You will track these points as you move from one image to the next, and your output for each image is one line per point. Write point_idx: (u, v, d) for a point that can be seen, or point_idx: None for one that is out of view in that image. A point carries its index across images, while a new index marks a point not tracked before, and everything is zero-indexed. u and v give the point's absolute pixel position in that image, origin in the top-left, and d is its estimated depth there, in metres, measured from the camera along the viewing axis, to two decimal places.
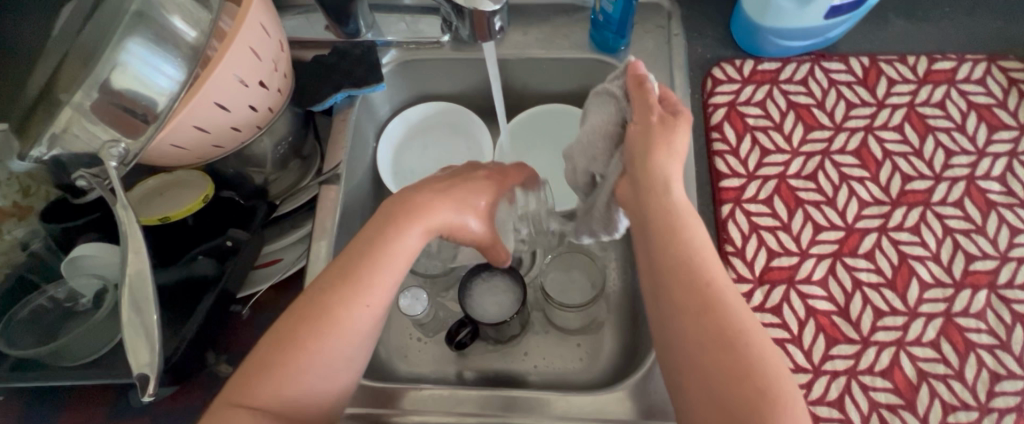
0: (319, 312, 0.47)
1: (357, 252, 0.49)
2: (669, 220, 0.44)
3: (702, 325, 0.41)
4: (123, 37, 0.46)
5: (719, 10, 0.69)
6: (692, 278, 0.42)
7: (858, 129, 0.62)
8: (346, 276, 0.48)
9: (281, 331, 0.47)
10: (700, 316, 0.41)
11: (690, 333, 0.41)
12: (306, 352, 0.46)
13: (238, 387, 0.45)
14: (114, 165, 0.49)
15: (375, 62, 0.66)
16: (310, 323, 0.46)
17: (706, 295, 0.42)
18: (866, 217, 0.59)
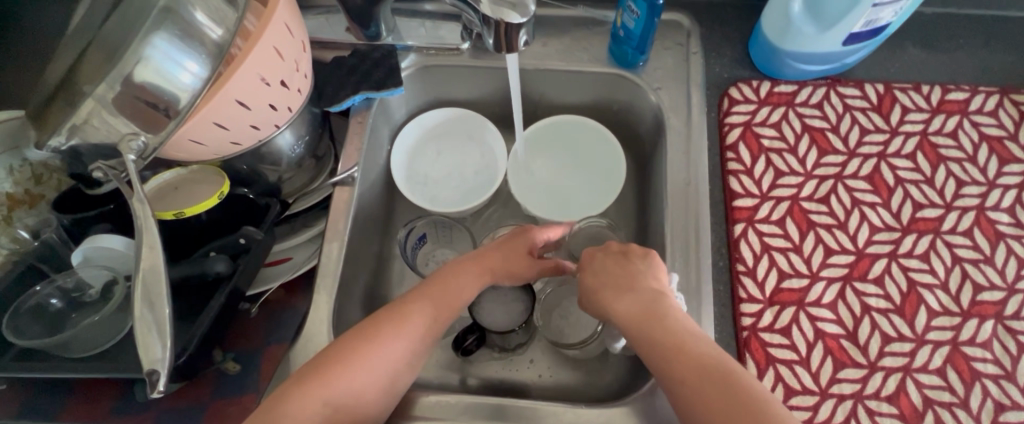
0: (406, 313, 0.55)
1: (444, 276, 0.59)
2: (645, 312, 0.52)
3: (710, 398, 0.45)
4: (148, 31, 0.46)
5: (737, 29, 0.69)
6: (686, 355, 0.48)
7: (871, 156, 0.63)
8: (433, 291, 0.57)
9: (370, 327, 0.53)
10: (706, 392, 0.46)
11: (704, 411, 0.45)
12: (387, 346, 0.52)
13: (323, 369, 0.50)
14: (133, 159, 0.50)
15: (394, 66, 0.66)
16: (395, 321, 0.54)
17: (700, 363, 0.47)
18: (876, 242, 0.60)
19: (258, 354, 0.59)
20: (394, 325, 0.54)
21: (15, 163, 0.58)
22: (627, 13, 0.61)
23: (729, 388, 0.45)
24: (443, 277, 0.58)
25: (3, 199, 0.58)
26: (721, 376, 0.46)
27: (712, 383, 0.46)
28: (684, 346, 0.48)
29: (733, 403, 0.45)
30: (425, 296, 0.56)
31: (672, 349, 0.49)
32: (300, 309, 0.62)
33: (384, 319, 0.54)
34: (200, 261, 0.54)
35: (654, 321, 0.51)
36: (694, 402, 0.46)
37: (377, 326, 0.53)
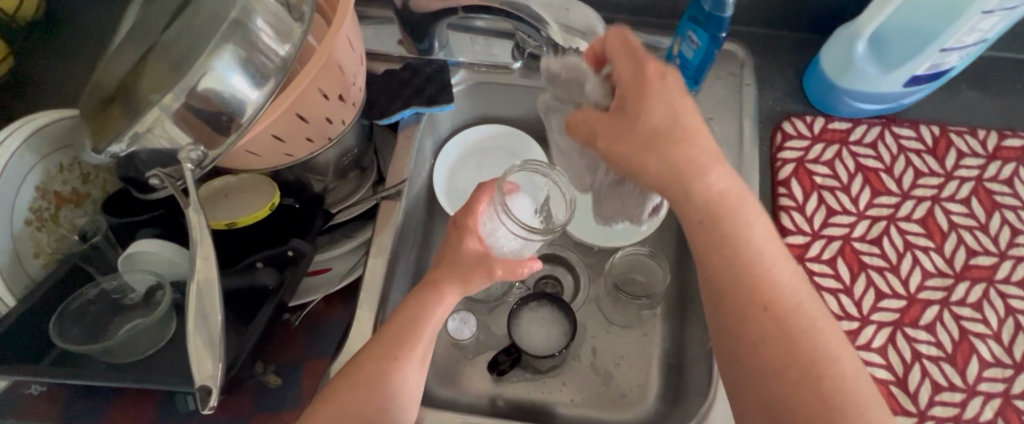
0: (402, 331, 0.50)
1: (436, 278, 0.52)
2: (710, 226, 0.42)
3: (769, 331, 0.40)
4: (218, 44, 0.46)
5: (792, 64, 0.69)
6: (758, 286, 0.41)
7: (925, 199, 0.62)
8: (425, 302, 0.51)
9: (373, 346, 0.50)
10: (766, 325, 0.40)
11: (756, 339, 0.40)
12: (384, 369, 0.49)
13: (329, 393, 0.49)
14: (191, 168, 0.49)
15: (446, 82, 0.66)
16: (394, 340, 0.50)
17: (771, 299, 0.41)
18: (928, 287, 0.59)
19: (300, 367, 0.58)
20: (387, 357, 0.49)
21: (66, 161, 0.58)
22: (686, 43, 0.61)
23: (793, 327, 0.40)
24: (426, 292, 0.52)
25: (50, 197, 0.57)
26: (790, 319, 0.40)
27: (777, 321, 0.40)
28: (761, 276, 0.41)
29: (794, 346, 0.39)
30: (416, 301, 0.52)
31: (742, 274, 0.41)
32: (340, 322, 0.62)
33: (375, 350, 0.50)
34: (251, 275, 0.55)
35: (739, 256, 0.42)
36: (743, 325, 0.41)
37: (371, 359, 0.49)
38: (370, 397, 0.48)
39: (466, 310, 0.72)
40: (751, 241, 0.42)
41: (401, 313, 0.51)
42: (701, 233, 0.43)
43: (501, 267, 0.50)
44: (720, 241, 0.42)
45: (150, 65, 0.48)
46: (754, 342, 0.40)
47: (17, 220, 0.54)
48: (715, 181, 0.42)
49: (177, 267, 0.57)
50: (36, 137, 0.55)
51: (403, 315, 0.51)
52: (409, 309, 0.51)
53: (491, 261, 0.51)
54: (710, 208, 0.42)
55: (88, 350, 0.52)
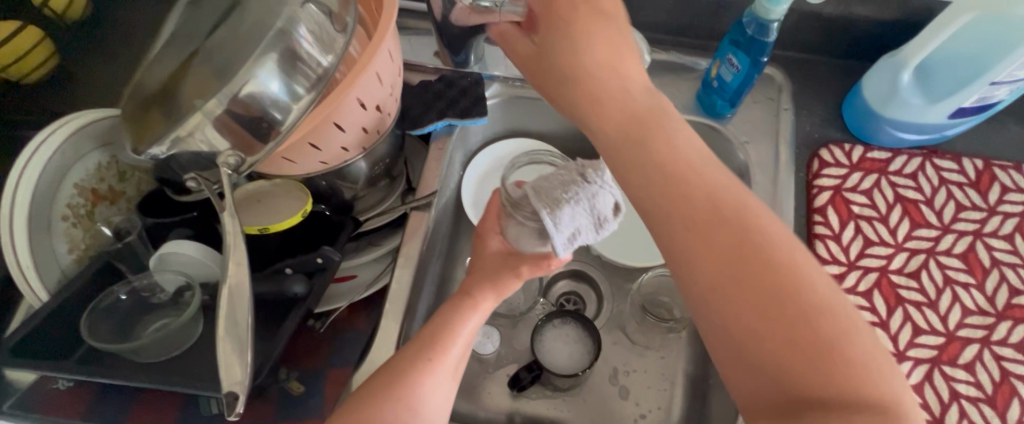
0: (434, 340, 0.51)
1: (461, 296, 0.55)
2: (624, 146, 0.42)
3: (737, 271, 0.36)
4: (263, 52, 0.46)
5: (831, 90, 0.68)
6: (718, 216, 0.38)
7: (966, 233, 0.60)
8: (452, 318, 0.53)
9: (407, 351, 0.51)
10: (726, 265, 0.37)
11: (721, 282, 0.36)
12: (415, 373, 0.49)
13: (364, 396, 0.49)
14: (228, 173, 0.50)
15: (481, 95, 0.66)
16: (426, 346, 0.51)
17: (728, 226, 0.38)
18: (968, 325, 0.57)
19: (323, 375, 0.58)
20: (421, 361, 0.50)
21: (104, 159, 0.59)
22: (726, 66, 0.60)
23: (759, 260, 0.37)
24: (459, 302, 0.54)
25: (86, 194, 0.57)
26: (761, 250, 0.37)
27: (749, 257, 0.36)
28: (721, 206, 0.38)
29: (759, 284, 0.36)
30: (446, 315, 0.54)
31: (687, 205, 0.39)
32: (363, 331, 0.61)
33: (407, 356, 0.50)
34: (280, 280, 0.54)
35: (682, 183, 0.39)
36: (697, 266, 0.37)
37: (404, 364, 0.50)
38: (406, 401, 0.48)
39: (490, 325, 0.71)
40: (702, 170, 0.40)
41: (432, 326, 0.53)
42: (632, 165, 0.41)
43: (528, 268, 0.55)
44: (655, 161, 0.41)
45: (194, 70, 0.48)
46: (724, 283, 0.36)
47: (54, 215, 0.55)
48: (617, 106, 0.44)
49: (206, 269, 0.57)
50: (77, 135, 0.56)
51: (436, 323, 0.53)
52: (440, 321, 0.53)
53: (517, 265, 0.55)
54: (644, 142, 0.42)
55: (115, 349, 0.51)
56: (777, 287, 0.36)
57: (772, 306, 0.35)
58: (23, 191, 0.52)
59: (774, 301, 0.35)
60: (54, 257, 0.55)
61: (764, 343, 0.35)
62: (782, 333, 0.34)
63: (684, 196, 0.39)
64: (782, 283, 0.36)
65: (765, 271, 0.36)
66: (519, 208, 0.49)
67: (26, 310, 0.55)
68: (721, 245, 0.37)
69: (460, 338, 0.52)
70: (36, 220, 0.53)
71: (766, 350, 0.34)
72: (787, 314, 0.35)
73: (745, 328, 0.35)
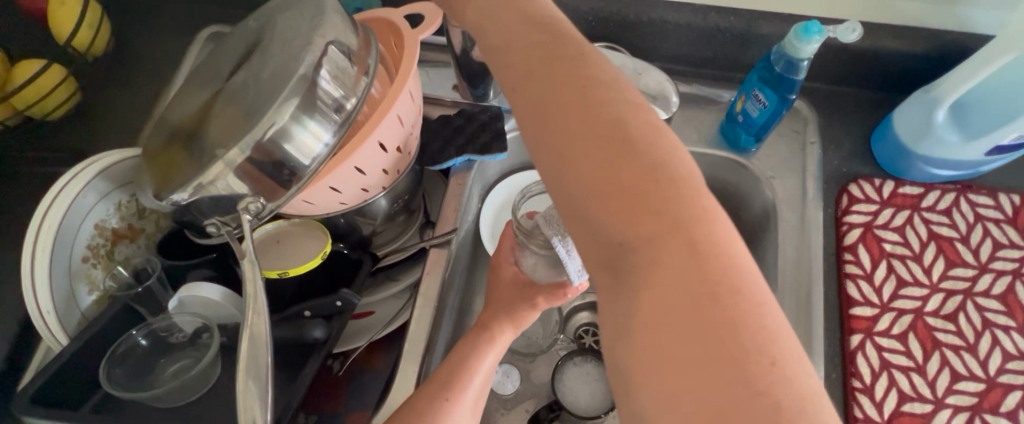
0: (449, 381, 0.49)
1: (474, 331, 0.53)
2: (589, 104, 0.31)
3: (684, 265, 0.27)
4: (286, 100, 0.45)
5: (859, 122, 0.66)
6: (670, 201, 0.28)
7: (1005, 272, 0.58)
8: (466, 356, 0.51)
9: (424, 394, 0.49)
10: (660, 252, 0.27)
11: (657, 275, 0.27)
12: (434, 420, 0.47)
13: None
14: (248, 219, 0.49)
15: (500, 129, 0.65)
16: (440, 387, 0.49)
17: (676, 211, 0.28)
18: (1009, 371, 0.54)
19: (341, 419, 0.57)
20: (438, 401, 0.48)
21: (125, 199, 0.59)
22: (752, 101, 0.59)
23: (715, 265, 0.27)
24: (475, 338, 0.53)
25: (107, 234, 0.58)
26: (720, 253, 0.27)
27: (689, 246, 0.27)
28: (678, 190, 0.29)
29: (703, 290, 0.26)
30: (458, 352, 0.52)
31: (626, 176, 0.29)
32: (381, 372, 0.60)
33: (423, 395, 0.49)
34: (298, 324, 0.53)
35: (629, 152, 0.29)
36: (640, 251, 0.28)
37: (422, 405, 0.48)
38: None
39: (509, 363, 0.69)
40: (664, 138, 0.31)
41: (448, 366, 0.51)
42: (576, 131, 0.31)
43: (543, 299, 0.53)
44: (627, 137, 0.30)
45: (216, 117, 0.48)
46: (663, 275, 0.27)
47: (75, 257, 0.55)
48: (603, 72, 0.33)
49: (224, 310, 0.56)
50: (100, 177, 0.56)
51: (454, 356, 0.52)
52: (457, 356, 0.51)
53: (533, 297, 0.53)
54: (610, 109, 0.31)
55: (135, 397, 0.50)
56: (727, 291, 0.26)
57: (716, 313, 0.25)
58: (45, 233, 0.52)
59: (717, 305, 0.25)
60: (74, 300, 0.55)
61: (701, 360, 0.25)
62: (721, 352, 0.25)
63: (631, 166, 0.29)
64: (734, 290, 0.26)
65: (709, 271, 0.26)
66: (528, 239, 0.50)
67: (45, 352, 0.55)
68: (653, 233, 0.28)
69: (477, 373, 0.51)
70: (58, 263, 0.53)
71: (693, 374, 0.25)
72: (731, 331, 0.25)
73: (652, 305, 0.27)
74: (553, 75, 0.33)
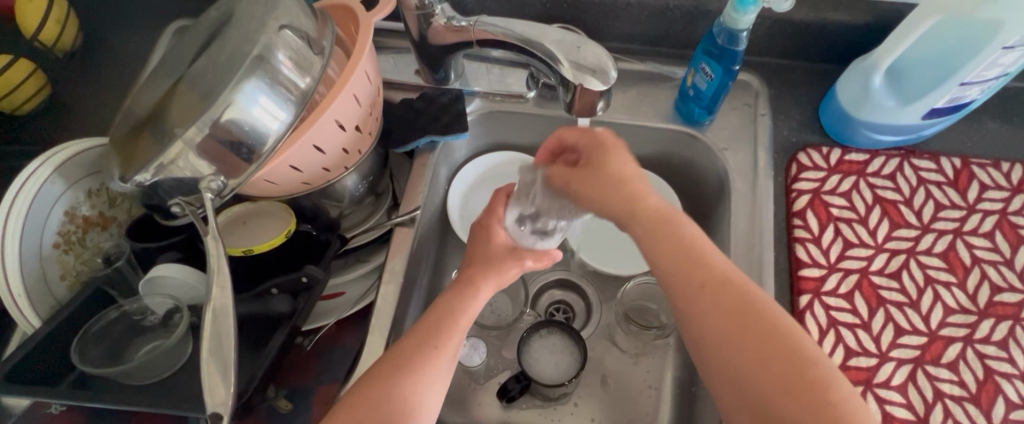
0: (430, 330, 0.51)
1: (461, 282, 0.55)
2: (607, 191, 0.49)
3: (759, 340, 0.41)
4: (242, 79, 0.48)
5: (808, 94, 0.69)
6: (713, 294, 0.43)
7: (947, 232, 0.61)
8: (445, 308, 0.52)
9: (405, 345, 0.50)
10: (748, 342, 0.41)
11: (736, 349, 0.42)
12: (414, 367, 0.48)
13: (367, 390, 0.48)
14: (211, 197, 0.51)
15: (461, 111, 0.67)
16: (422, 335, 0.50)
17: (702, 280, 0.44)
18: (950, 324, 0.57)
19: (311, 392, 0.59)
20: (419, 365, 0.49)
21: (95, 187, 0.60)
22: (700, 75, 0.62)
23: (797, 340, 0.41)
24: (458, 292, 0.54)
25: (78, 221, 0.59)
26: (720, 314, 0.43)
27: (765, 333, 0.41)
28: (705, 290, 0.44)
29: (816, 366, 0.40)
30: (443, 302, 0.53)
31: (716, 289, 0.43)
32: (351, 348, 0.62)
33: (402, 358, 0.49)
34: (265, 300, 0.57)
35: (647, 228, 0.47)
36: (745, 345, 0.41)
37: (400, 367, 0.48)
38: (404, 404, 0.47)
39: (477, 337, 0.71)
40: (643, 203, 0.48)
41: (429, 318, 0.52)
42: (700, 268, 0.45)
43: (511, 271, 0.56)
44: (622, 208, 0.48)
45: (175, 99, 0.50)
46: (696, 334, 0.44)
47: (46, 243, 0.56)
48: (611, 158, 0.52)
49: (194, 291, 0.58)
50: (67, 165, 0.58)
51: (431, 317, 0.52)
52: (437, 320, 0.52)
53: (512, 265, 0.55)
54: (636, 209, 0.48)
55: (107, 373, 0.52)
56: (760, 334, 0.41)
57: (780, 364, 0.40)
58: (15, 219, 0.53)
59: (798, 364, 0.40)
60: (45, 284, 0.56)
61: (771, 398, 0.40)
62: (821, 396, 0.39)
63: (718, 283, 0.44)
64: (761, 341, 0.41)
65: (796, 348, 0.41)
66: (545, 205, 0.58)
67: (21, 336, 0.57)
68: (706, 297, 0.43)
69: (455, 336, 0.51)
70: (28, 249, 0.55)
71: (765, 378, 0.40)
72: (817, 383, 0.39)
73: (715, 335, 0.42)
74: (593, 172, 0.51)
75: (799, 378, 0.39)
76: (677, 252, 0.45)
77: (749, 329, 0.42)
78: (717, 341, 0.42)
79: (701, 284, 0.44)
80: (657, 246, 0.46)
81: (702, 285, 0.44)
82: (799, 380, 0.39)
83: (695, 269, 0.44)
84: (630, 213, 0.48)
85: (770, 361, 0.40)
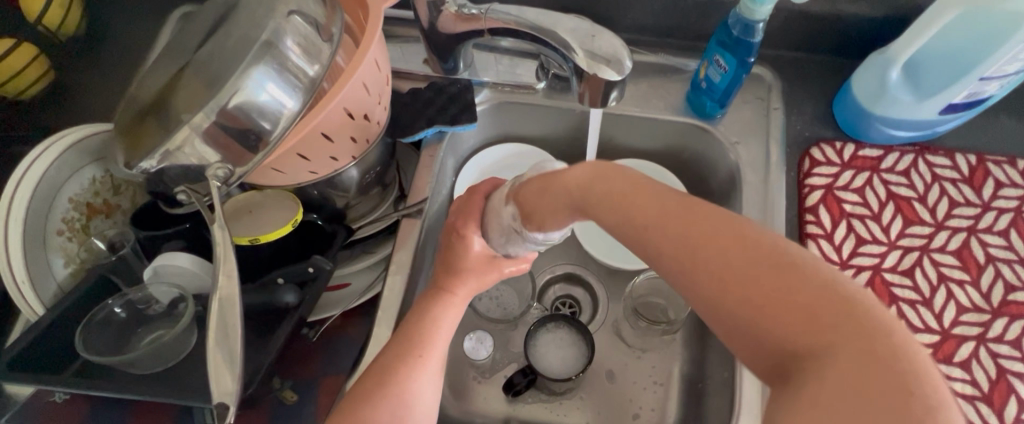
0: (414, 334, 0.50)
1: (436, 286, 0.54)
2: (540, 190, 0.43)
3: (752, 269, 0.30)
4: (251, 65, 0.47)
5: (822, 88, 0.68)
6: (674, 228, 0.33)
7: (960, 229, 0.60)
8: (427, 312, 0.52)
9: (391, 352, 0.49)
10: (731, 274, 0.30)
11: (718, 280, 0.30)
12: (407, 369, 0.48)
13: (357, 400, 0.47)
14: (218, 185, 0.51)
15: (470, 101, 0.66)
16: (408, 339, 0.50)
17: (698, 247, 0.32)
18: (963, 323, 0.56)
19: (316, 383, 0.59)
20: (411, 357, 0.49)
21: (99, 174, 0.59)
22: (714, 67, 0.61)
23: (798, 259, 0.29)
24: (437, 294, 0.53)
25: (82, 208, 0.58)
26: (695, 248, 0.32)
27: (759, 264, 0.30)
28: (682, 238, 0.33)
29: (831, 285, 0.28)
30: (422, 307, 0.52)
31: (673, 216, 0.33)
32: (356, 339, 0.62)
33: (394, 354, 0.49)
34: (270, 290, 0.56)
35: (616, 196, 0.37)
36: (731, 278, 0.30)
37: (395, 361, 0.49)
38: (401, 397, 0.47)
39: (484, 330, 0.70)
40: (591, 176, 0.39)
41: (412, 323, 0.51)
42: (656, 202, 0.35)
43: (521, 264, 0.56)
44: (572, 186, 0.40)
45: (182, 84, 0.49)
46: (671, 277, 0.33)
47: (49, 230, 0.56)
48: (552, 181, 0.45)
49: (199, 280, 0.58)
50: (71, 151, 0.57)
51: (412, 321, 0.51)
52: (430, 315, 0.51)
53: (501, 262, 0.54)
54: (572, 192, 0.41)
55: (111, 362, 0.52)
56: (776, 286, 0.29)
57: (779, 291, 0.28)
58: (19, 204, 0.53)
59: (806, 287, 0.28)
60: (50, 271, 0.56)
61: (779, 330, 0.28)
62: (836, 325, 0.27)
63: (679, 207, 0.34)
64: (755, 271, 0.29)
65: (792, 267, 0.29)
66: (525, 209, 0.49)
67: (23, 324, 0.56)
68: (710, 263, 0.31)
69: (439, 341, 0.51)
70: (31, 236, 0.54)
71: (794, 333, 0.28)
72: (830, 303, 0.27)
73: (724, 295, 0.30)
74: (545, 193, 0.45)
75: (808, 302, 0.28)
76: (631, 204, 0.36)
77: (734, 255, 0.30)
78: (691, 277, 0.32)
79: (670, 222, 0.33)
80: (624, 207, 0.36)
81: (652, 224, 0.34)
82: (807, 308, 0.28)
83: (646, 207, 0.35)
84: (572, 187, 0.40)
85: (767, 296, 0.29)
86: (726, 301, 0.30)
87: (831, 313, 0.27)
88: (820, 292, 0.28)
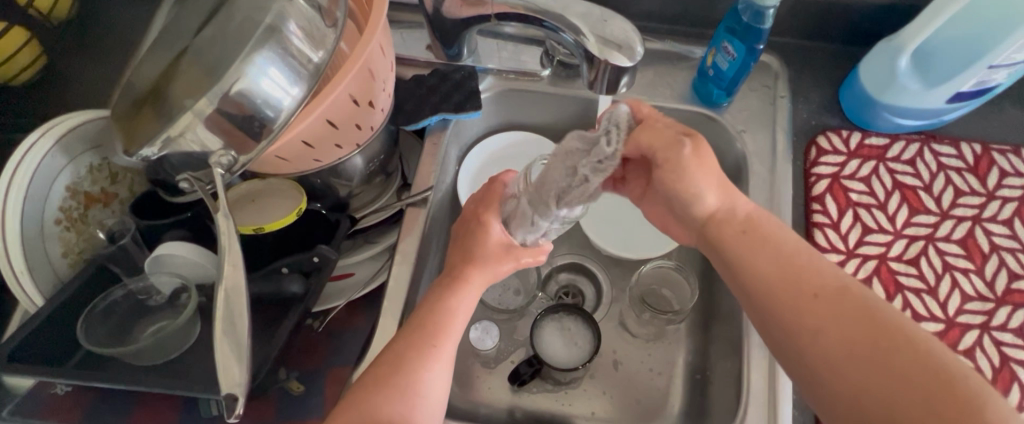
0: (428, 329, 0.49)
1: (448, 280, 0.52)
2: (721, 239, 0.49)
3: (855, 350, 0.41)
4: (254, 49, 0.45)
5: (827, 77, 0.68)
6: (787, 274, 0.46)
7: (965, 218, 0.60)
8: (435, 307, 0.50)
9: (399, 347, 0.49)
10: (864, 359, 0.41)
11: (839, 351, 0.42)
12: (415, 362, 0.48)
13: (364, 391, 0.47)
14: (221, 173, 0.49)
15: (475, 88, 0.65)
16: (423, 337, 0.49)
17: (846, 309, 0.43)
18: (968, 311, 0.55)
19: (322, 375, 0.58)
20: (420, 349, 0.48)
21: (95, 161, 0.58)
22: (722, 54, 0.60)
23: (903, 336, 0.41)
24: (449, 285, 0.51)
25: (79, 197, 0.57)
26: (820, 335, 0.43)
27: (882, 337, 0.41)
28: (802, 331, 0.44)
29: (949, 369, 0.38)
30: (431, 304, 0.51)
31: (802, 294, 0.44)
32: (362, 330, 0.61)
33: (406, 345, 0.49)
34: (277, 280, 0.55)
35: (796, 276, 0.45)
36: (841, 352, 0.42)
37: (405, 351, 0.48)
38: (410, 387, 0.47)
39: (489, 320, 0.71)
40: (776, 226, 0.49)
41: (423, 316, 0.50)
42: (823, 280, 0.45)
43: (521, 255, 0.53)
44: (733, 245, 0.48)
45: (183, 70, 0.48)
46: (817, 349, 0.43)
47: (47, 219, 0.54)
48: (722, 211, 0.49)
49: (202, 270, 0.57)
50: (69, 136, 0.55)
51: (422, 312, 0.51)
52: (441, 307, 0.51)
53: (517, 252, 0.52)
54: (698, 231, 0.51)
55: (114, 353, 0.51)
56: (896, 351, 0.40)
57: (879, 361, 0.40)
58: (15, 194, 0.52)
59: (914, 366, 0.39)
60: (49, 262, 0.55)
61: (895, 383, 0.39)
62: (923, 387, 0.38)
63: (837, 292, 0.44)
64: (854, 330, 0.42)
65: (893, 339, 0.41)
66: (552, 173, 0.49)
67: (21, 316, 0.55)
68: (857, 347, 0.41)
69: (453, 334, 0.50)
70: (28, 226, 0.53)
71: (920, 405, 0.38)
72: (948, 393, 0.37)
73: (839, 367, 0.41)
74: (726, 218, 0.49)
75: (915, 375, 0.39)
76: (780, 275, 0.46)
77: (849, 324, 0.42)
78: (828, 361, 0.42)
79: (812, 295, 0.44)
80: (744, 270, 0.47)
81: (816, 295, 0.44)
82: (913, 385, 0.38)
83: (789, 268, 0.46)
84: (737, 238, 0.48)
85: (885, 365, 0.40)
86: (838, 357, 0.42)
87: (896, 355, 0.40)
88: (899, 353, 0.40)
